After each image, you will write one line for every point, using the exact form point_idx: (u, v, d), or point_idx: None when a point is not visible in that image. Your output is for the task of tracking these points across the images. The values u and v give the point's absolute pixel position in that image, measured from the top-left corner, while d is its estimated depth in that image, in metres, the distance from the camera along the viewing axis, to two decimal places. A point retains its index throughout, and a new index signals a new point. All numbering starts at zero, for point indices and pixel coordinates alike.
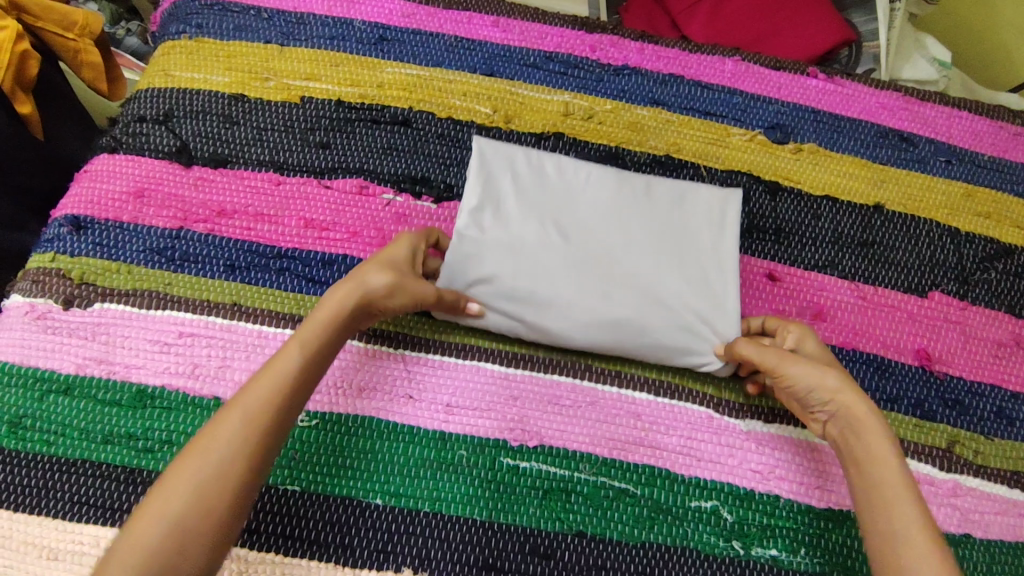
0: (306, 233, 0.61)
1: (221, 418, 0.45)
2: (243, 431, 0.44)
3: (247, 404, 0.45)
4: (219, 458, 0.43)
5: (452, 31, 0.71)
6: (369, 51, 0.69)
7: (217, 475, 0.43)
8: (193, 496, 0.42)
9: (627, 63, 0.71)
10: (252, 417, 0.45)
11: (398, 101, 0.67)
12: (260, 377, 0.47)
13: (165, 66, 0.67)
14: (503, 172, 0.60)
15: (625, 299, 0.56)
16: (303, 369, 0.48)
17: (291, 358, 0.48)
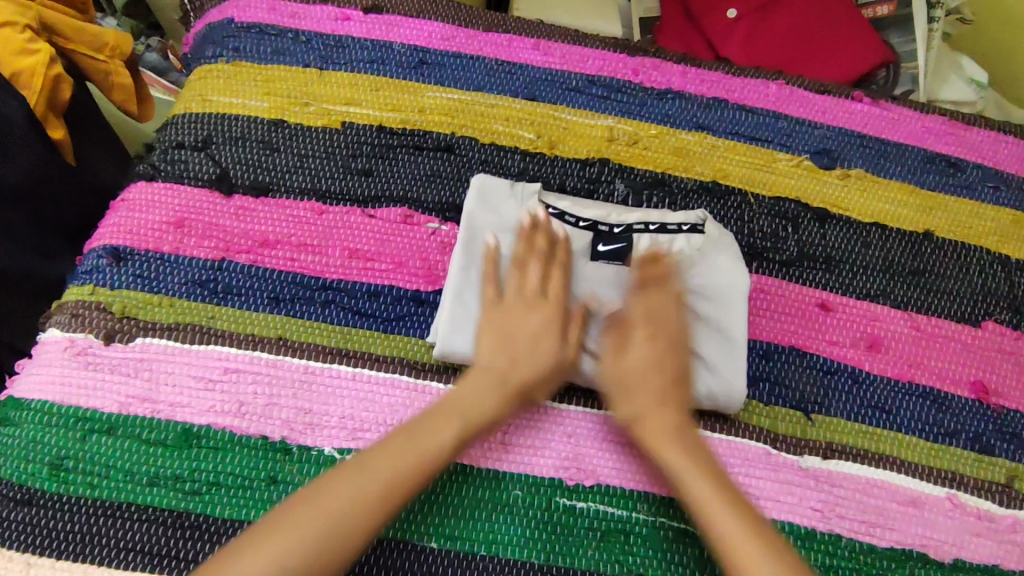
0: (351, 263, 0.59)
1: (342, 473, 0.47)
2: (383, 501, 0.46)
3: (389, 479, 0.47)
4: (358, 524, 0.45)
5: (493, 54, 0.70)
6: (409, 76, 0.68)
7: (345, 520, 0.45)
8: (320, 544, 0.44)
9: (670, 86, 0.70)
10: (394, 493, 0.47)
11: (441, 126, 0.66)
12: (406, 447, 0.49)
13: (203, 90, 0.66)
14: (506, 208, 0.61)
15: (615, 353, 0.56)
16: (451, 448, 0.50)
17: (441, 435, 0.50)
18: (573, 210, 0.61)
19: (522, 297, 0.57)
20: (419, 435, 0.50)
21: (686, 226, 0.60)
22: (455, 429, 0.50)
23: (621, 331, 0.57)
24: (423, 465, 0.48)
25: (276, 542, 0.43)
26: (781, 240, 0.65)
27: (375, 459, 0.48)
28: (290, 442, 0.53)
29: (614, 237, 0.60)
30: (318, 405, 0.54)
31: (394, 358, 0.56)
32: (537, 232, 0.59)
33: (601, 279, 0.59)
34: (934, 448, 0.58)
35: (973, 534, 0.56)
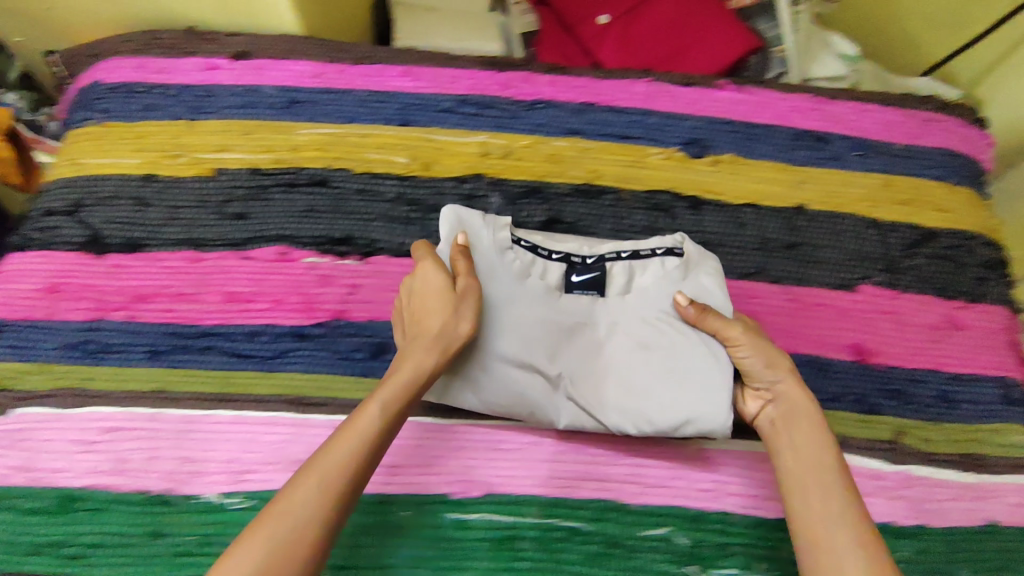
0: (229, 307, 0.60)
1: (333, 441, 0.46)
2: (322, 498, 0.44)
3: (325, 464, 0.44)
4: (296, 518, 0.42)
5: (363, 86, 0.71)
6: (281, 115, 0.68)
7: (295, 527, 0.42)
8: (274, 551, 0.41)
9: (539, 96, 0.71)
10: (332, 476, 0.44)
11: (314, 162, 0.66)
12: (343, 432, 0.47)
13: (74, 155, 0.67)
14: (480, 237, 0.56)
15: (608, 394, 0.54)
16: (387, 424, 0.47)
17: (370, 412, 0.47)
18: (546, 243, 0.58)
19: (507, 334, 0.54)
20: (347, 424, 0.47)
21: (661, 250, 0.58)
22: (387, 402, 0.48)
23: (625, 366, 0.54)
24: (367, 444, 0.46)
25: (242, 551, 0.41)
26: (657, 231, 0.66)
27: (323, 451, 0.46)
28: (171, 494, 0.52)
29: (589, 267, 0.58)
30: (199, 453, 0.54)
31: (276, 397, 0.56)
32: (515, 265, 0.56)
33: (583, 311, 0.56)
34: None
35: (864, 493, 0.56)
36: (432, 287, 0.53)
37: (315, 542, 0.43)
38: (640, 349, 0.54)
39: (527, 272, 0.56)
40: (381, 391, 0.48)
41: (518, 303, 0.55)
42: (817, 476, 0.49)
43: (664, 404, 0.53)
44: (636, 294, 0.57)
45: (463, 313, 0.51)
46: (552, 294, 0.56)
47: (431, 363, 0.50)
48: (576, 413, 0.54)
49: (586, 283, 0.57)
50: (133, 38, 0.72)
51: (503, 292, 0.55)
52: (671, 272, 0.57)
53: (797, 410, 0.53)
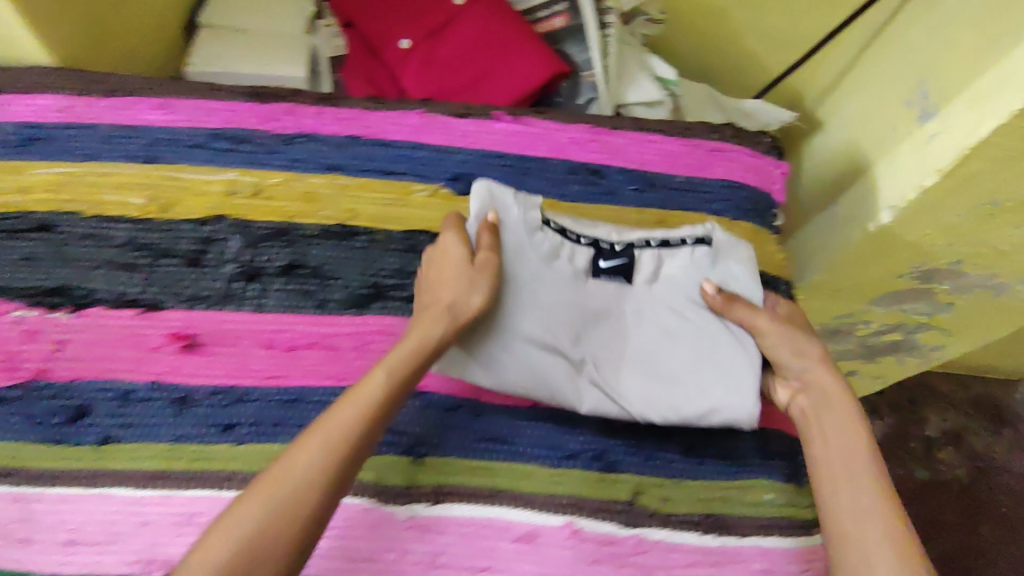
0: None
1: (334, 409, 0.48)
2: (324, 459, 0.46)
3: (329, 429, 0.47)
4: (304, 475, 0.45)
5: (111, 119, 0.66)
6: (15, 156, 0.64)
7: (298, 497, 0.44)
8: (273, 512, 0.43)
9: (301, 129, 0.67)
10: (335, 441, 0.47)
11: (43, 205, 0.63)
12: (345, 401, 0.49)
13: None
14: (510, 212, 0.59)
15: (629, 380, 0.57)
16: (390, 390, 0.49)
17: (374, 388, 0.49)
18: (575, 226, 0.60)
19: (530, 314, 0.56)
20: (354, 390, 0.49)
21: (693, 239, 0.61)
22: (392, 371, 0.50)
23: (608, 358, 0.58)
24: (365, 410, 0.48)
25: (224, 536, 0.42)
26: (409, 275, 0.62)
27: (338, 411, 0.48)
28: None
29: (616, 254, 0.60)
30: None
31: None
32: (544, 246, 0.58)
33: (609, 297, 0.59)
34: (554, 473, 0.55)
35: (591, 561, 0.52)
36: (453, 259, 0.55)
37: (314, 511, 0.44)
38: (666, 337, 0.58)
39: (551, 255, 0.58)
40: (387, 359, 0.51)
41: (547, 285, 0.57)
42: (845, 478, 0.51)
43: (692, 393, 0.56)
44: (656, 283, 0.60)
45: (475, 287, 0.54)
46: (580, 280, 0.58)
47: (437, 331, 0.52)
48: (598, 399, 0.56)
49: (616, 270, 0.59)
50: None
51: (535, 274, 0.57)
52: (710, 257, 0.61)
53: (828, 400, 0.55)
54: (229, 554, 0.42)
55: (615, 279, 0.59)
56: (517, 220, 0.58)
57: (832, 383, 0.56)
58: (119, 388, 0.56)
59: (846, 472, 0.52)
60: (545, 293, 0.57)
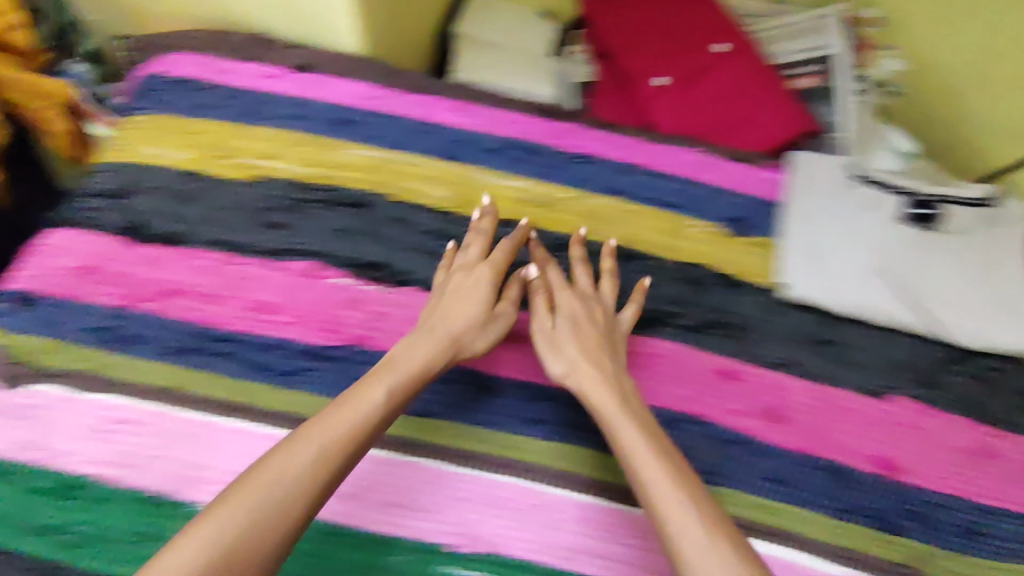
0: (254, 315, 0.60)
1: (331, 409, 0.49)
2: (319, 464, 0.46)
3: (325, 435, 0.47)
4: (299, 473, 0.45)
5: (415, 115, 0.72)
6: (329, 132, 0.69)
7: (267, 486, 0.44)
8: (255, 516, 0.42)
9: (586, 151, 0.72)
10: (331, 447, 0.47)
11: (356, 183, 0.67)
12: (348, 402, 0.50)
13: (132, 139, 0.69)
14: (818, 173, 0.71)
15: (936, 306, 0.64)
16: (389, 405, 0.50)
17: (377, 394, 0.50)
18: (883, 181, 0.70)
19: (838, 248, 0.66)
20: (355, 396, 0.50)
21: (980, 200, 0.69)
22: (390, 387, 0.51)
23: (921, 285, 0.64)
24: (363, 422, 0.49)
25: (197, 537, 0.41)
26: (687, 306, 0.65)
27: (328, 419, 0.48)
28: (163, 493, 0.52)
29: (924, 203, 0.68)
30: (200, 458, 0.53)
31: (281, 412, 0.55)
32: (851, 199, 0.69)
33: (916, 236, 0.66)
34: (839, 525, 0.55)
35: None
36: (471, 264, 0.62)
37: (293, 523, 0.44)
38: (966, 274, 0.65)
39: (860, 205, 0.68)
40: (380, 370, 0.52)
41: (855, 227, 0.67)
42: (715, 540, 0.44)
43: (991, 324, 0.63)
44: (958, 234, 0.67)
45: (474, 296, 0.59)
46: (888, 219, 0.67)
47: (431, 350, 0.54)
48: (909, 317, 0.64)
49: (923, 217, 0.67)
50: (201, 36, 0.75)
51: (841, 216, 0.68)
52: (985, 217, 0.68)
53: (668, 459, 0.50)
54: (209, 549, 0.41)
55: (923, 226, 0.66)
56: (821, 179, 0.71)
57: (475, 313, 0.58)
58: None
59: (636, 433, 0.51)
60: (849, 228, 0.67)
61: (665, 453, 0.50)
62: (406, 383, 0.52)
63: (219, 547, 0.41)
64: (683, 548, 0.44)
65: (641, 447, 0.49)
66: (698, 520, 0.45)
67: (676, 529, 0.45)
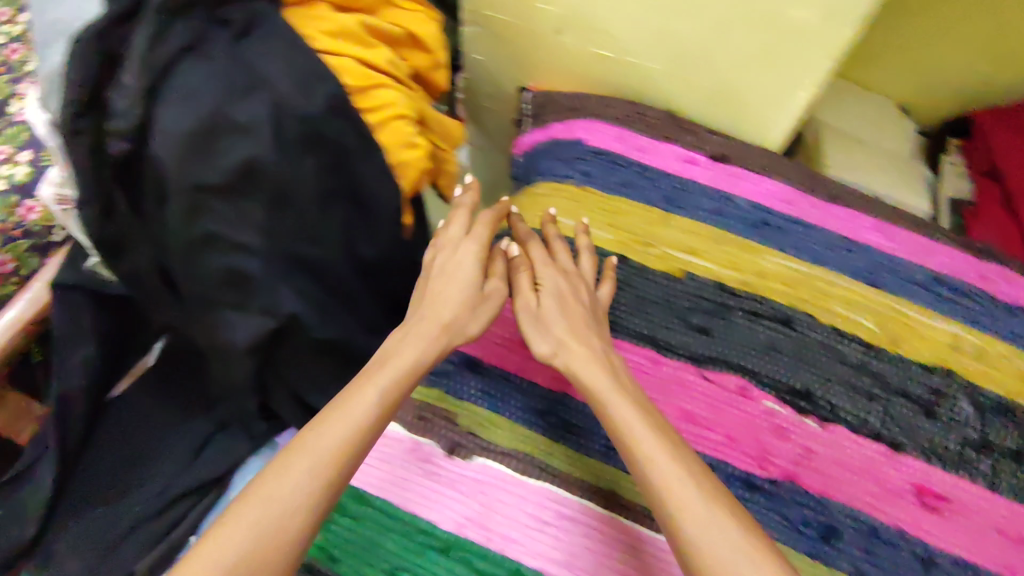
0: (690, 427, 0.59)
1: (331, 415, 0.48)
2: (316, 474, 0.45)
3: (316, 445, 0.46)
4: (297, 491, 0.44)
5: (837, 228, 0.68)
6: (751, 235, 0.67)
7: (283, 500, 0.43)
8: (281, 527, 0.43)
9: (1016, 301, 0.68)
10: (324, 457, 0.46)
11: (780, 296, 0.64)
12: (336, 407, 0.49)
13: (549, 207, 0.68)
14: None
15: None
16: (381, 409, 0.50)
17: (406, 376, 0.53)
18: None
19: None
20: (345, 405, 0.49)
21: None
22: (384, 390, 0.51)
23: None
24: (350, 433, 0.48)
25: (235, 529, 0.42)
26: None
27: (337, 418, 0.48)
28: None
29: None
30: None
31: None
32: None
33: None
34: None
35: None
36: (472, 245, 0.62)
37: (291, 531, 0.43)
38: None
39: None
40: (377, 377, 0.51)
41: None
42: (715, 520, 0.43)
43: None
44: None
45: (467, 266, 0.61)
46: None
47: (428, 348, 0.55)
48: None
49: None
50: (618, 106, 0.73)
51: None
52: None
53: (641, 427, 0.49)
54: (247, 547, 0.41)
55: None
56: None
57: (466, 291, 0.59)
58: (870, 523, 0.55)
59: (676, 469, 0.46)
60: None
61: (664, 436, 0.49)
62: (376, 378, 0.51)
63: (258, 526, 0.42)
64: (705, 544, 0.42)
65: (645, 437, 0.48)
66: (688, 479, 0.46)
67: (696, 525, 0.43)
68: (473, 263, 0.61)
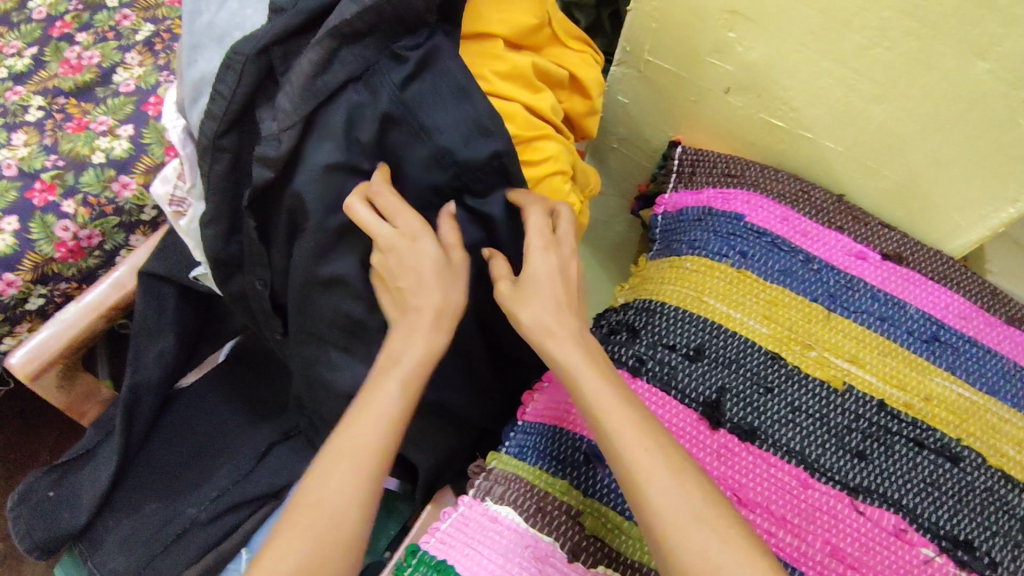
0: (833, 565, 0.52)
1: (352, 412, 0.47)
2: (348, 473, 0.45)
3: (349, 444, 0.46)
4: (329, 490, 0.44)
5: (1011, 355, 0.62)
6: (920, 350, 0.61)
7: (319, 504, 0.44)
8: (321, 531, 0.43)
9: None
10: (362, 454, 0.46)
11: (947, 426, 0.58)
12: (357, 406, 0.48)
13: (700, 286, 0.63)
14: None
15: None
16: (404, 404, 0.48)
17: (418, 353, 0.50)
18: None
19: None
20: (365, 400, 0.48)
21: None
22: (403, 383, 0.49)
23: None
24: (377, 424, 0.47)
25: (282, 546, 0.42)
26: None
27: (361, 413, 0.47)
28: None
29: None
30: None
31: None
32: None
33: None
34: None
35: None
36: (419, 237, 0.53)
37: (346, 531, 0.44)
38: None
39: None
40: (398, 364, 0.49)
41: None
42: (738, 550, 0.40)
43: None
44: None
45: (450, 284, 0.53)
46: None
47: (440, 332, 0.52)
48: None
49: None
50: (783, 181, 0.68)
51: None
52: None
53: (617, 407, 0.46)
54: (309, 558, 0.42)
55: None
56: None
57: (432, 264, 0.52)
58: None
59: (661, 461, 0.43)
60: None
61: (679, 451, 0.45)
62: (415, 374, 0.49)
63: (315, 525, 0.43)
64: (692, 539, 0.41)
65: (627, 425, 0.45)
66: (692, 490, 0.43)
67: (678, 525, 0.41)
68: (433, 251, 0.53)
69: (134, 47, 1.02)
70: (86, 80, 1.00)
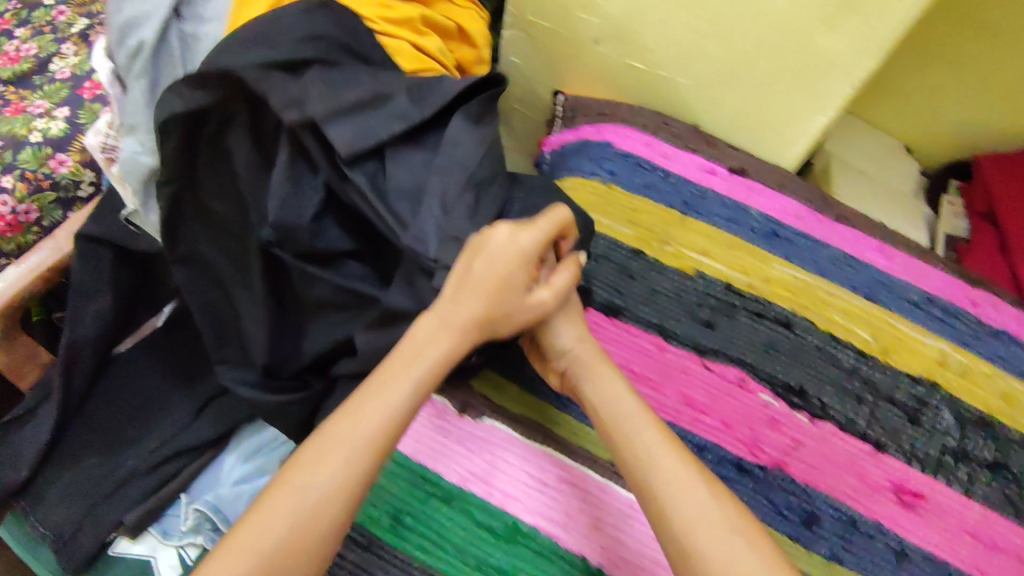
0: (685, 410, 0.62)
1: (363, 400, 0.48)
2: (344, 467, 0.45)
3: (353, 435, 0.46)
4: (318, 482, 0.44)
5: (839, 245, 0.73)
6: (761, 243, 0.72)
7: (308, 492, 0.44)
8: (302, 514, 0.43)
9: (1005, 328, 0.72)
10: (359, 447, 0.46)
11: (782, 301, 0.69)
12: (366, 395, 0.48)
13: (575, 200, 0.74)
14: None
15: None
16: (410, 402, 0.48)
17: (436, 353, 0.51)
18: None
19: None
20: (375, 391, 0.48)
21: None
22: (414, 383, 0.49)
23: None
24: (380, 419, 0.47)
25: (272, 518, 0.43)
26: None
27: (371, 398, 0.48)
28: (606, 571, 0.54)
29: None
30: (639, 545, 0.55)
31: None
32: None
33: None
34: None
35: None
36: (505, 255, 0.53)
37: (328, 519, 0.44)
38: None
39: None
40: (413, 358, 0.50)
41: None
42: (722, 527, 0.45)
43: None
44: None
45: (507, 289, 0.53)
46: None
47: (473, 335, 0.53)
48: None
49: None
50: (646, 115, 0.79)
51: None
52: None
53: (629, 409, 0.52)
54: (287, 537, 0.43)
55: None
56: None
57: (501, 264, 0.53)
58: (849, 514, 0.59)
59: (662, 442, 0.49)
60: None
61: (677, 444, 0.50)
62: (426, 365, 0.50)
63: (295, 516, 0.43)
64: (678, 502, 0.46)
65: (643, 422, 0.51)
66: (684, 467, 0.48)
67: (661, 478, 0.47)
68: (511, 261, 0.53)
69: (69, 39, 1.10)
70: (24, 70, 1.06)
